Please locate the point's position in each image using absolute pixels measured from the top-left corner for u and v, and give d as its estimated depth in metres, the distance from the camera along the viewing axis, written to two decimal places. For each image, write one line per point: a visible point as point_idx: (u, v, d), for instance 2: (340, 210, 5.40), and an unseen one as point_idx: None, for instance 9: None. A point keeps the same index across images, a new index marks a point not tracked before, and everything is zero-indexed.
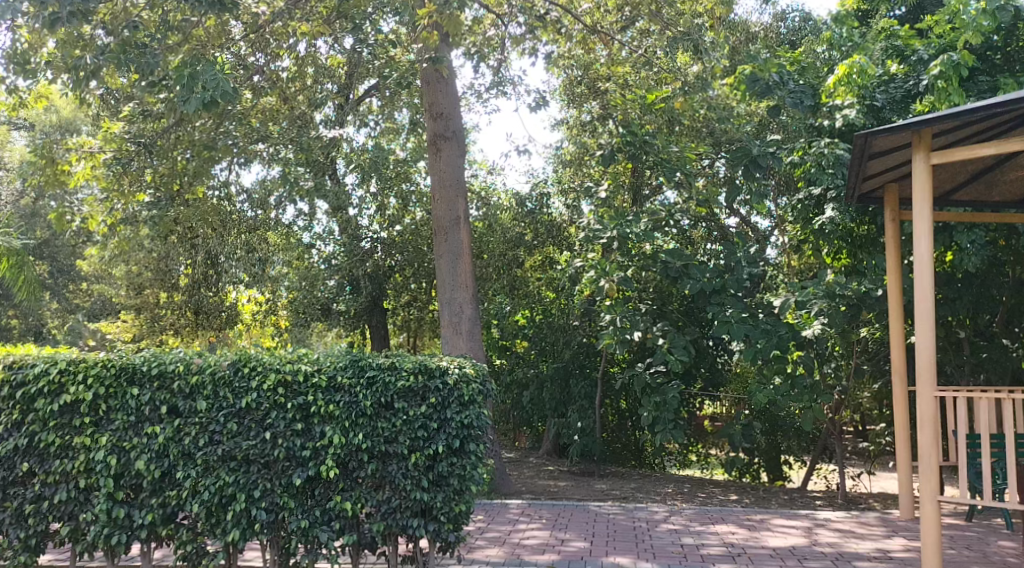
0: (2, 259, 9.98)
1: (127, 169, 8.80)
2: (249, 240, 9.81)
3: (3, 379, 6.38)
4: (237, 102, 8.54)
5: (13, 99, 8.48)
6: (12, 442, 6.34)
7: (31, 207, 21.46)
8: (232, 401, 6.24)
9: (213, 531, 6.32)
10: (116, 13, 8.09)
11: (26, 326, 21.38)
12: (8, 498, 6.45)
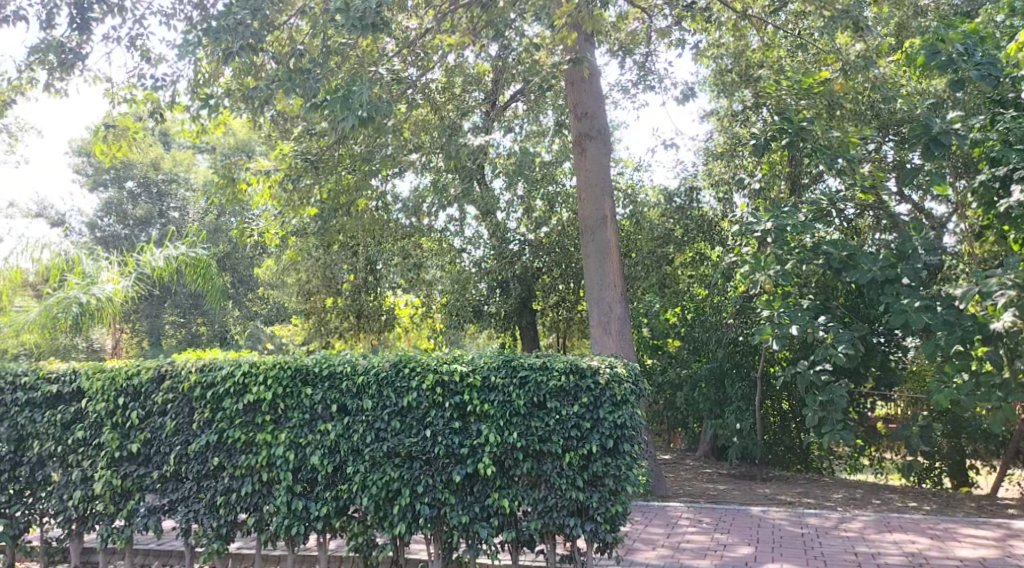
0: (194, 269, 10.93)
1: (296, 186, 9.25)
2: (405, 246, 10.39)
3: (196, 381, 6.96)
4: (392, 116, 8.93)
5: (196, 125, 9.27)
6: (204, 438, 6.90)
7: (214, 224, 23.25)
8: (395, 400, 6.53)
9: (381, 524, 6.63)
10: (285, 43, 8.87)
11: (212, 333, 22.79)
12: (202, 490, 7.01)
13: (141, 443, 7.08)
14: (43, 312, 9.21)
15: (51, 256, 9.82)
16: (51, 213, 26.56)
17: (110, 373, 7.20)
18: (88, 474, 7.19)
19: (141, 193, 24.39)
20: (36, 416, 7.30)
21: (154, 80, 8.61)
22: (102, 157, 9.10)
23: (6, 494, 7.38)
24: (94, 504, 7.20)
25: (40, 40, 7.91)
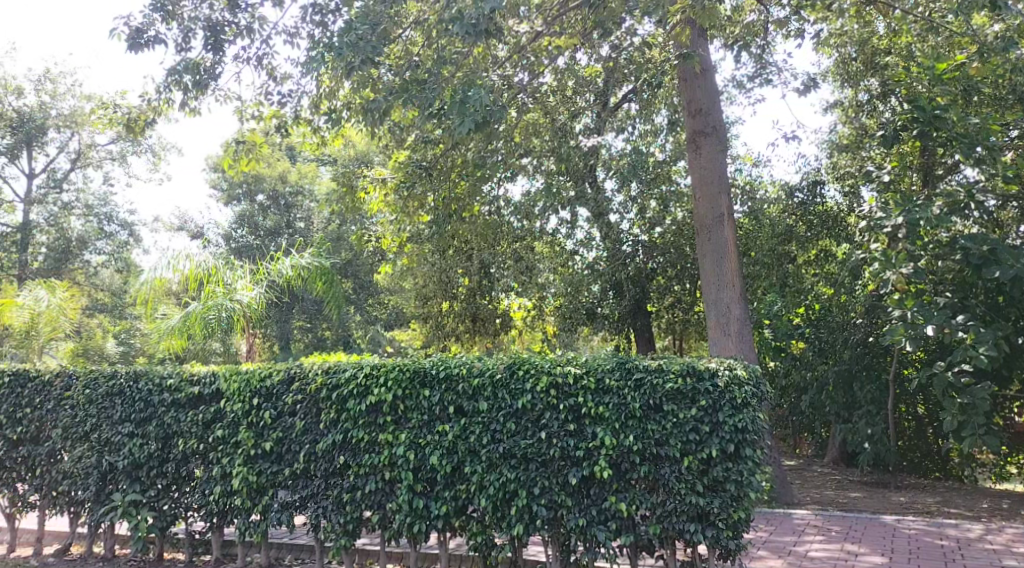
0: (317, 278, 11.43)
1: (412, 192, 9.81)
2: (517, 250, 10.35)
3: (322, 382, 7.27)
4: (504, 121, 9.05)
5: (319, 138, 9.67)
6: (330, 438, 7.18)
7: (336, 232, 24.13)
8: (510, 402, 6.60)
9: (499, 525, 6.69)
10: (401, 55, 9.16)
11: (336, 337, 24.25)
12: (329, 487, 7.30)
13: (273, 442, 7.44)
14: (191, 316, 9.88)
15: (189, 265, 10.41)
16: (190, 226, 28.46)
17: (245, 376, 7.61)
18: (227, 471, 7.59)
19: (270, 205, 25.77)
20: (179, 417, 7.79)
21: (281, 97, 9.06)
22: (233, 173, 9.61)
23: (155, 488, 7.88)
24: (232, 499, 7.60)
25: (178, 62, 8.33)
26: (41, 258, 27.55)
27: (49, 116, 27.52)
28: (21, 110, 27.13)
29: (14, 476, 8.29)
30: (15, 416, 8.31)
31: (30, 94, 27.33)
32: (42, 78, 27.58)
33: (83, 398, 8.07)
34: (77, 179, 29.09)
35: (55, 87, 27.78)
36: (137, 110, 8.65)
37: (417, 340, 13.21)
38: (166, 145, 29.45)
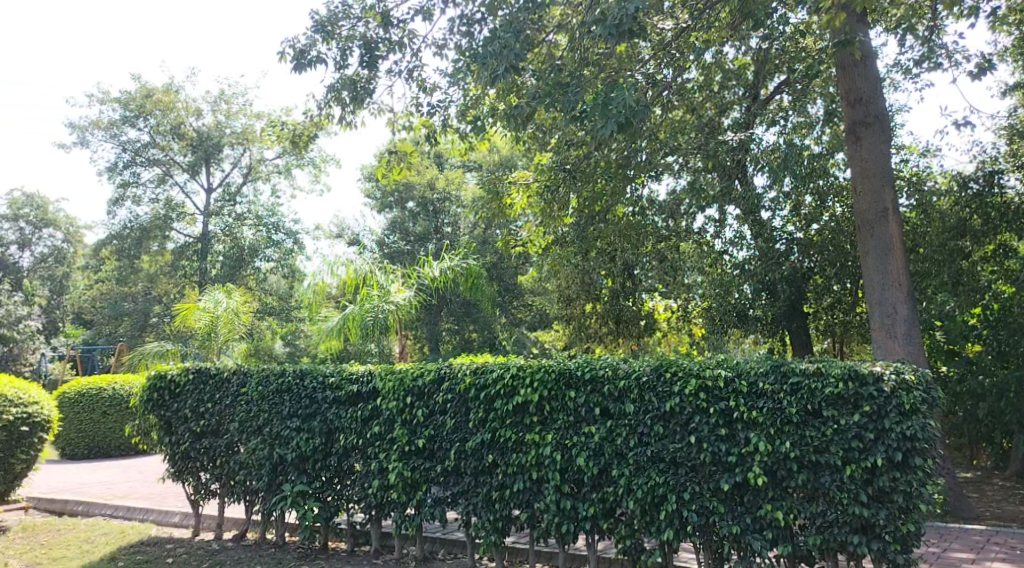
0: (469, 277, 11.83)
1: (555, 196, 9.93)
2: (660, 250, 10.23)
3: (471, 383, 7.46)
4: (647, 121, 8.97)
5: (466, 144, 9.97)
6: (479, 437, 7.36)
7: (483, 237, 24.54)
8: (658, 405, 6.50)
9: (648, 529, 6.58)
10: (543, 59, 9.30)
11: (483, 338, 24.38)
12: (479, 485, 7.47)
13: (426, 439, 7.70)
14: (350, 317, 10.41)
15: (347, 270, 11.01)
16: (347, 233, 30.08)
17: (398, 375, 7.94)
18: (384, 465, 7.93)
19: (419, 212, 26.71)
20: (340, 413, 8.22)
21: (430, 106, 9.38)
22: (386, 182, 10.07)
23: (319, 480, 8.35)
24: (389, 493, 7.92)
25: (336, 79, 8.83)
26: (217, 265, 29.97)
27: (224, 134, 29.97)
28: (201, 129, 29.75)
29: (198, 466, 9.01)
30: (199, 411, 9.01)
31: (207, 114, 29.90)
32: (218, 99, 30.09)
33: (256, 394, 8.68)
34: (247, 191, 31.52)
35: (229, 107, 30.23)
36: (301, 126, 9.26)
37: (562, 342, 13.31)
38: (326, 157, 31.28)
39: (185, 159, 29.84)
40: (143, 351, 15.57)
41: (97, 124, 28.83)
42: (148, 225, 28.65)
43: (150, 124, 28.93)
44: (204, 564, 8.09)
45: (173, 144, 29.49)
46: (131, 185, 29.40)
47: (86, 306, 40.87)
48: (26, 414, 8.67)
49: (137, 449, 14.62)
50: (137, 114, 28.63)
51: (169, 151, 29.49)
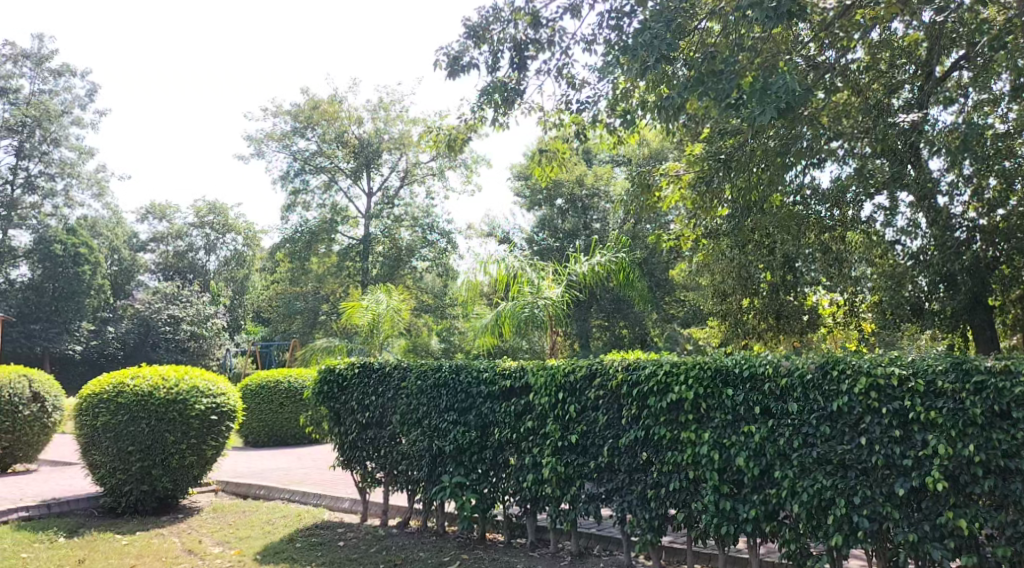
0: (620, 272, 11.70)
1: (709, 186, 9.66)
2: (824, 241, 10.05)
3: (623, 379, 7.38)
4: (807, 105, 8.72)
5: (616, 139, 9.93)
6: (633, 434, 7.27)
7: (633, 232, 24.35)
8: (823, 404, 6.17)
9: (815, 534, 6.23)
10: (694, 47, 9.11)
11: (633, 335, 24.94)
12: (634, 482, 7.38)
13: (579, 435, 7.72)
14: (504, 315, 10.64)
15: (498, 267, 11.24)
16: (498, 232, 30.90)
17: (551, 371, 8.02)
18: (538, 460, 8.01)
19: (569, 209, 26.90)
20: (494, 408, 8.41)
21: (579, 103, 9.40)
22: (540, 180, 10.21)
23: (476, 473, 8.56)
24: (544, 487, 7.98)
25: (488, 83, 9.03)
26: (378, 265, 32.21)
27: (383, 140, 31.48)
28: (362, 137, 31.45)
29: (364, 455, 9.53)
30: (364, 403, 9.51)
31: (368, 122, 31.57)
32: (377, 107, 31.75)
33: (415, 388, 9.04)
34: (404, 194, 33.06)
35: (388, 114, 31.74)
36: (455, 130, 9.53)
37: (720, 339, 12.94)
38: (477, 159, 32.26)
39: (348, 166, 31.78)
40: (313, 347, 16.64)
41: (272, 136, 31.30)
42: (316, 229, 30.92)
43: (317, 133, 31.04)
44: (373, 548, 8.57)
45: (337, 152, 31.50)
46: (301, 191, 31.69)
47: (264, 304, 44.39)
48: (215, 405, 9.51)
49: (309, 438, 15.61)
50: (306, 124, 30.78)
51: (334, 160, 31.37)
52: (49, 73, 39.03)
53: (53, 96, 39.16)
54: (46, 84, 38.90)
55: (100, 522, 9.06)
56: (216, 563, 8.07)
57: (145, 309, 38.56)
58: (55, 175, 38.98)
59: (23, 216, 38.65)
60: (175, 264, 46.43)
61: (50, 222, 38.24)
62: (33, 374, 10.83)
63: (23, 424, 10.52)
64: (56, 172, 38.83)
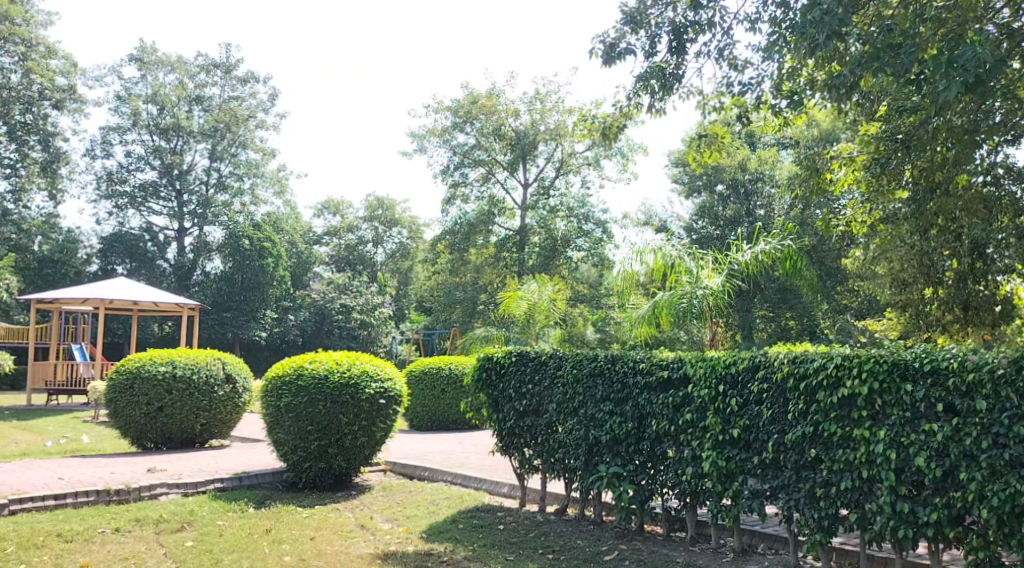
0: (788, 260, 11.23)
1: (886, 167, 9.31)
2: (1019, 224, 9.14)
3: (789, 372, 7.06)
4: (1000, 77, 7.94)
5: (781, 121, 9.54)
6: (800, 430, 6.91)
7: (799, 218, 23.30)
8: (1017, 403, 5.58)
9: (1008, 542, 5.66)
10: (869, 20, 8.52)
11: (801, 326, 24.30)
12: (801, 480, 7.01)
13: (741, 429, 7.43)
14: (662, 305, 10.55)
15: (655, 256, 11.03)
16: (655, 220, 30.55)
17: (711, 362, 7.81)
18: (698, 453, 7.81)
19: (730, 195, 26.12)
20: (652, 399, 8.29)
21: (741, 85, 9.09)
22: (697, 165, 10.00)
23: (633, 464, 8.48)
24: (705, 481, 7.77)
25: (645, 69, 8.92)
26: (535, 256, 32.85)
27: (539, 131, 31.84)
28: (519, 129, 32.03)
29: (522, 442, 9.72)
30: (520, 391, 9.68)
31: (524, 114, 32.09)
32: (533, 99, 32.21)
33: (571, 377, 9.10)
34: (560, 184, 33.47)
35: (544, 105, 32.11)
36: (611, 118, 9.45)
37: (900, 331, 12.21)
38: (634, 146, 32.07)
39: (504, 158, 32.66)
40: (472, 335, 17.14)
41: (433, 132, 32.69)
42: (474, 221, 32.11)
43: (476, 128, 32.12)
44: (532, 533, 8.73)
45: (494, 144, 32.35)
46: (460, 184, 33.04)
47: (424, 294, 46.30)
48: (383, 389, 10.02)
49: (469, 425, 16.12)
50: (465, 119, 32.00)
51: (491, 152, 32.41)
52: (238, 80, 42.58)
53: (242, 102, 42.69)
54: (235, 91, 42.43)
55: (282, 495, 9.82)
56: (385, 539, 8.52)
57: (320, 299, 41.77)
58: (243, 175, 42.60)
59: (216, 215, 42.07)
60: (345, 256, 49.41)
61: (239, 218, 41.79)
62: (225, 357, 11.86)
63: (219, 402, 11.58)
64: (242, 172, 42.41)
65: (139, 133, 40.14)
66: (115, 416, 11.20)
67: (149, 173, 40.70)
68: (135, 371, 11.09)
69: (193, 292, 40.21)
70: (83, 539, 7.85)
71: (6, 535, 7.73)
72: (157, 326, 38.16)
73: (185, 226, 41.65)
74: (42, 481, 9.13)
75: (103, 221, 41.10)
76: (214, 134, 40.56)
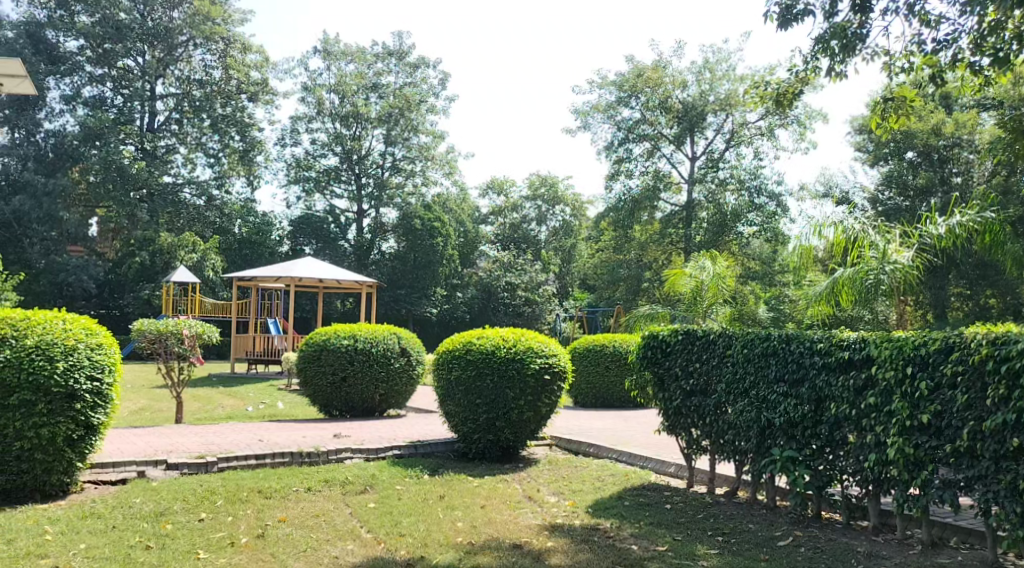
0: (989, 231, 10.24)
1: None
2: None
3: (988, 354, 6.44)
4: None
5: (981, 80, 8.67)
6: (1000, 417, 6.28)
7: (1004, 186, 21.13)
8: None
9: None
10: None
11: (1006, 304, 22.21)
12: (1001, 471, 6.38)
13: (932, 415, 6.86)
14: (842, 282, 10.04)
15: (835, 231, 10.56)
16: (835, 192, 28.87)
17: (898, 343, 7.27)
18: (882, 439, 7.30)
19: (921, 162, 24.26)
20: (830, 381, 7.84)
21: (935, 43, 8.33)
22: (882, 132, 9.32)
23: (810, 448, 8.08)
24: (889, 469, 7.25)
25: (825, 30, 8.38)
26: (703, 232, 32.07)
27: (708, 102, 30.99)
28: (686, 101, 31.36)
29: (689, 422, 9.51)
30: (687, 370, 9.47)
31: (693, 85, 31.39)
32: (702, 68, 31.60)
33: (742, 356, 8.78)
34: (730, 156, 32.48)
35: (713, 74, 31.37)
36: (786, 84, 8.99)
37: None
38: (811, 114, 30.47)
39: (671, 132, 32.13)
40: (636, 314, 16.91)
41: (598, 108, 32.70)
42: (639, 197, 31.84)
43: (641, 101, 31.82)
44: (700, 515, 8.56)
45: (660, 118, 31.97)
46: (625, 160, 32.75)
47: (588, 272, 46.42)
48: (547, 365, 10.18)
49: (634, 404, 16.02)
50: (630, 93, 31.77)
51: (657, 126, 32.10)
52: (411, 67, 44.59)
53: (414, 87, 44.61)
54: (408, 77, 44.44)
55: (453, 464, 10.23)
56: (552, 511, 8.68)
57: (487, 277, 42.87)
58: (415, 157, 44.40)
59: (391, 197, 43.85)
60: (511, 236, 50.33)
61: (411, 199, 43.81)
62: (401, 332, 12.55)
63: (395, 374, 12.23)
64: (414, 154, 44.33)
65: (324, 121, 43.01)
66: (305, 385, 12.12)
67: (332, 159, 43.45)
68: (321, 343, 11.94)
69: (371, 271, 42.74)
70: (280, 496, 8.59)
71: (215, 489, 8.60)
72: (339, 302, 40.92)
73: (363, 209, 43.93)
74: (244, 442, 10.07)
75: (291, 205, 44.48)
76: (389, 119, 42.78)
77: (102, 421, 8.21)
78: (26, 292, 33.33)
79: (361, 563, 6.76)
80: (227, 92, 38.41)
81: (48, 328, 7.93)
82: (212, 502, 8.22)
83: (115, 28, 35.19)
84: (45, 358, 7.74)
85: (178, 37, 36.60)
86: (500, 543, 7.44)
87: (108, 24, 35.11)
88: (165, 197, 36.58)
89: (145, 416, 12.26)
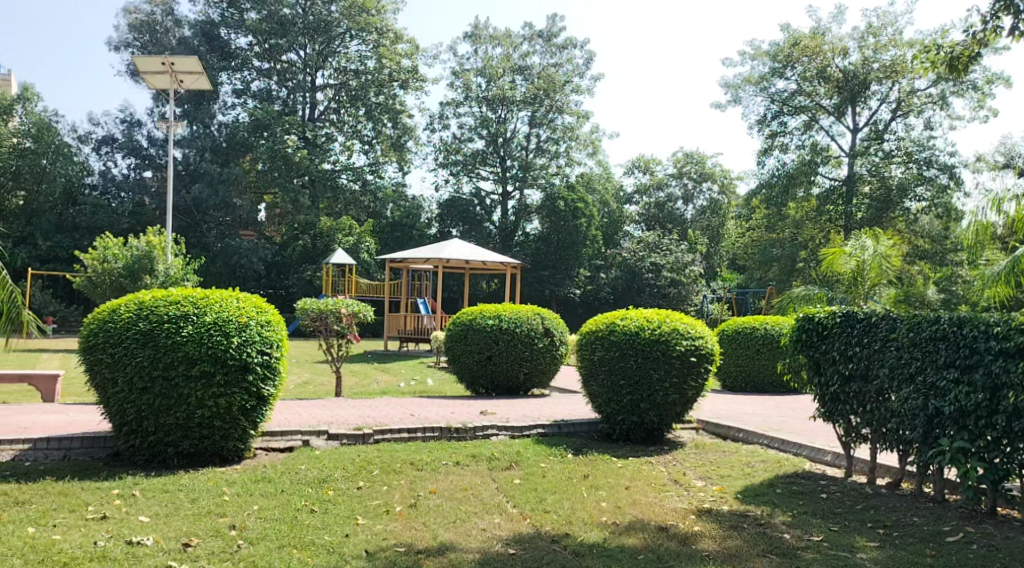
0: None
1: None
2: None
3: None
4: None
5: None
6: None
7: None
8: None
9: None
10: None
11: None
12: None
13: None
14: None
15: (1016, 206, 9.71)
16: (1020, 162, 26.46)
17: None
18: None
19: None
20: (1008, 367, 7.22)
21: None
22: None
23: (984, 439, 7.47)
24: None
25: None
26: (865, 208, 30.46)
27: (872, 70, 29.20)
28: (847, 69, 29.69)
29: (848, 409, 9.03)
30: (846, 354, 8.96)
31: (855, 52, 29.66)
32: (865, 34, 29.66)
33: (907, 341, 8.24)
34: (897, 127, 30.59)
35: (877, 40, 29.32)
36: (960, 47, 8.32)
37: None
38: (992, 78, 28.04)
39: (831, 102, 30.60)
40: (792, 295, 16.30)
41: (750, 80, 31.69)
42: (794, 172, 30.83)
43: (798, 72, 30.64)
44: (858, 505, 8.17)
45: (818, 89, 30.63)
46: (778, 134, 31.82)
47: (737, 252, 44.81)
48: (693, 347, 9.98)
49: (787, 388, 15.45)
50: (785, 63, 30.73)
51: (816, 97, 30.71)
52: (556, 47, 44.64)
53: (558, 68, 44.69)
54: (552, 58, 44.59)
55: (597, 444, 10.26)
56: (699, 495, 8.54)
57: (630, 258, 42.46)
58: (559, 139, 44.53)
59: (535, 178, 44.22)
60: (658, 216, 49.31)
61: (554, 180, 44.09)
62: (544, 312, 12.69)
63: (539, 353, 12.39)
64: (559, 135, 44.35)
65: (470, 105, 43.98)
66: (452, 363, 12.55)
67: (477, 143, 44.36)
68: (467, 323, 12.32)
69: (515, 252, 43.52)
70: (431, 469, 8.94)
71: (372, 459, 9.07)
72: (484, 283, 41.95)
73: (508, 191, 44.58)
74: (398, 416, 10.54)
75: (438, 188, 45.91)
76: (534, 101, 43.18)
77: (271, 393, 8.83)
78: (204, 273, 36.57)
79: (508, 536, 6.94)
80: (380, 81, 39.59)
81: (225, 306, 8.58)
82: (368, 471, 8.67)
83: (280, 23, 37.56)
84: (222, 333, 8.35)
85: (335, 29, 38.54)
86: (645, 524, 7.41)
87: (274, 20, 37.50)
88: (323, 182, 38.10)
89: (311, 388, 13.12)
